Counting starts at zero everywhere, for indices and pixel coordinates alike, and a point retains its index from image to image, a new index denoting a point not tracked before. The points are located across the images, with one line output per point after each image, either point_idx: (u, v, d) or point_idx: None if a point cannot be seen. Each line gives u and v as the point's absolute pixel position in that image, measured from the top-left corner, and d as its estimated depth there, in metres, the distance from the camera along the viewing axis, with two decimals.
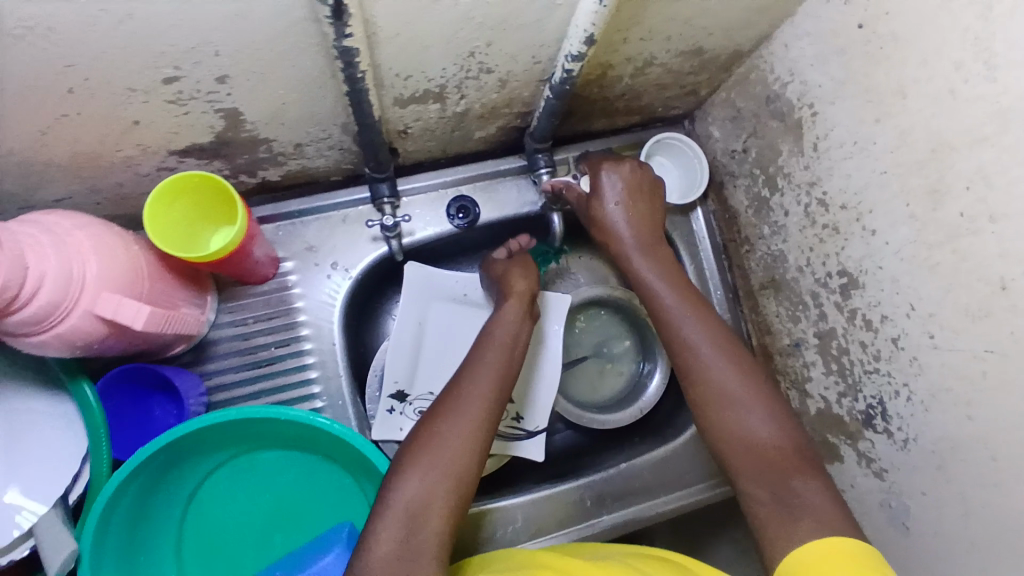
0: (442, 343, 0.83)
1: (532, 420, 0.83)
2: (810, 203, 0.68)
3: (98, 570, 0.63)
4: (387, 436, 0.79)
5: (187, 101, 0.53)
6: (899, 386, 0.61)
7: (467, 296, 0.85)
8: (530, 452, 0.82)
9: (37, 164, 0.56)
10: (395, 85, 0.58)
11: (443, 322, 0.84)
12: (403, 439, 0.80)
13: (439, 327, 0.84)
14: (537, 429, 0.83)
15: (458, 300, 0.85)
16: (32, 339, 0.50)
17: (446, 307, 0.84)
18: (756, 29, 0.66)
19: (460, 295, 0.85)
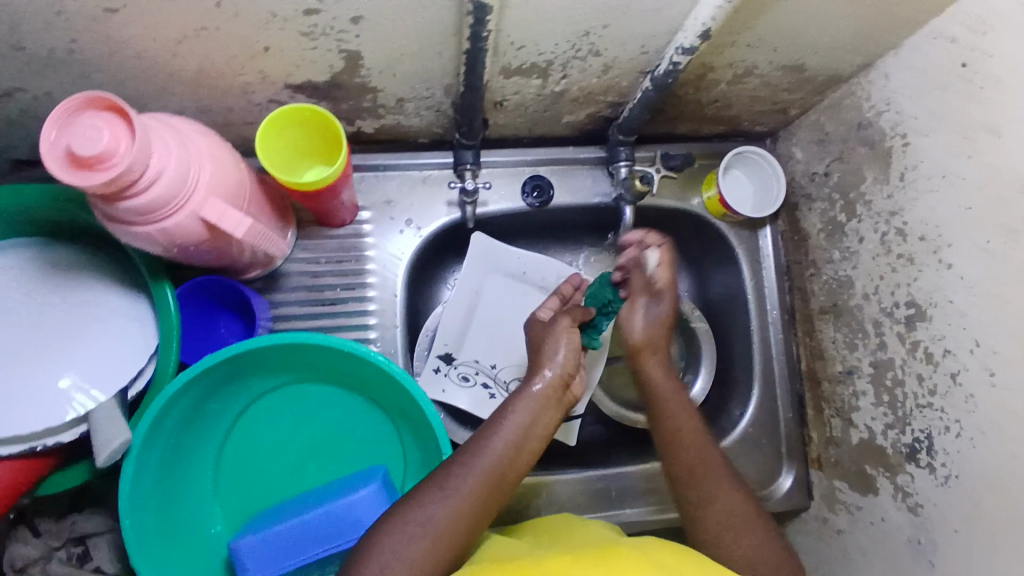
0: (494, 315, 0.85)
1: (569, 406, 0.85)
2: (888, 231, 0.69)
3: (144, 466, 0.65)
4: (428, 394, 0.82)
5: (318, 36, 0.56)
6: (950, 421, 0.63)
7: (526, 275, 0.86)
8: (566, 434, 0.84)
9: (166, 72, 0.60)
10: (507, 53, 0.61)
11: (496, 296, 0.86)
12: (442, 401, 0.82)
13: (494, 300, 0.86)
14: (576, 415, 0.85)
15: (514, 277, 0.86)
16: (137, 227, 0.54)
17: (503, 281, 0.86)
18: (859, 54, 0.67)
19: (519, 272, 0.86)
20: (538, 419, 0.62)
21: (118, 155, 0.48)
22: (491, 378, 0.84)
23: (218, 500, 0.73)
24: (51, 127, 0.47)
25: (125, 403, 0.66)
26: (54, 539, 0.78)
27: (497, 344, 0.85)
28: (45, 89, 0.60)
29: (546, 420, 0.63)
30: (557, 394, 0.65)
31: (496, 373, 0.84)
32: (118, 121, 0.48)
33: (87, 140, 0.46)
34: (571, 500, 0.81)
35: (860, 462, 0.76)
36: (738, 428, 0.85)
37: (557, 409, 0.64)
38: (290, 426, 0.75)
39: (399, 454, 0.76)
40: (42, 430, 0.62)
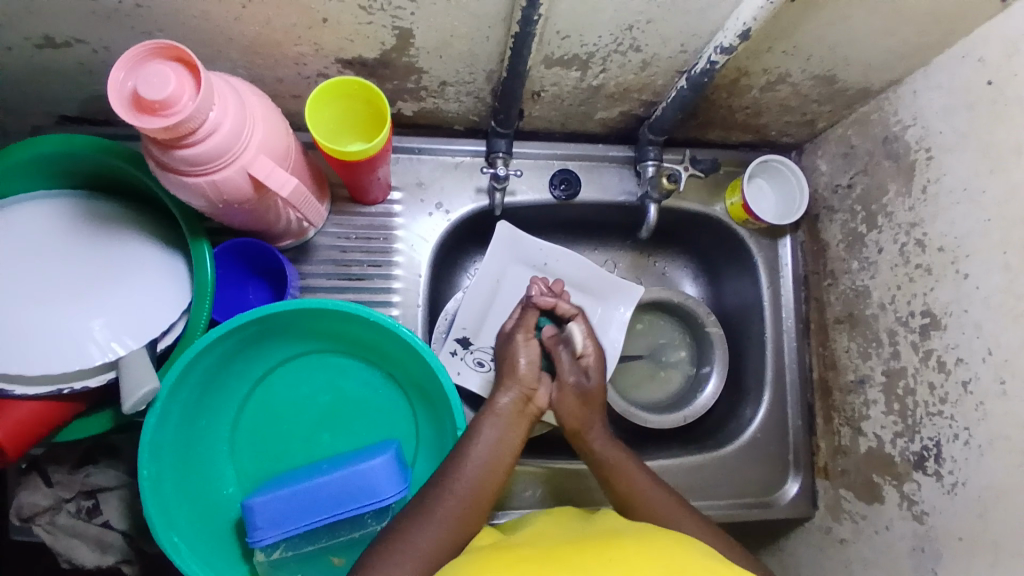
0: (513, 304, 0.87)
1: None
2: (907, 243, 0.71)
3: (167, 417, 0.67)
4: None
5: (375, 11, 0.59)
6: (959, 429, 0.64)
7: (547, 266, 0.88)
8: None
9: (224, 36, 0.63)
10: (552, 42, 0.64)
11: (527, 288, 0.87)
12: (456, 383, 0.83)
13: (515, 289, 0.87)
14: None
15: (541, 270, 0.88)
16: (188, 177, 0.56)
17: (526, 272, 0.88)
18: (889, 70, 0.70)
19: (541, 263, 0.88)
20: (507, 434, 0.66)
21: (181, 103, 0.50)
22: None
23: (232, 462, 0.75)
24: (119, 70, 0.50)
25: (153, 354, 0.68)
26: (65, 491, 0.79)
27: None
28: (105, 43, 0.63)
29: (513, 435, 0.67)
30: (519, 409, 0.70)
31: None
32: (184, 72, 0.51)
33: (152, 85, 0.49)
34: (575, 490, 0.81)
35: (867, 472, 0.76)
36: (746, 432, 0.85)
37: (523, 425, 0.69)
38: (308, 394, 0.77)
39: (413, 428, 0.77)
40: (72, 373, 0.63)
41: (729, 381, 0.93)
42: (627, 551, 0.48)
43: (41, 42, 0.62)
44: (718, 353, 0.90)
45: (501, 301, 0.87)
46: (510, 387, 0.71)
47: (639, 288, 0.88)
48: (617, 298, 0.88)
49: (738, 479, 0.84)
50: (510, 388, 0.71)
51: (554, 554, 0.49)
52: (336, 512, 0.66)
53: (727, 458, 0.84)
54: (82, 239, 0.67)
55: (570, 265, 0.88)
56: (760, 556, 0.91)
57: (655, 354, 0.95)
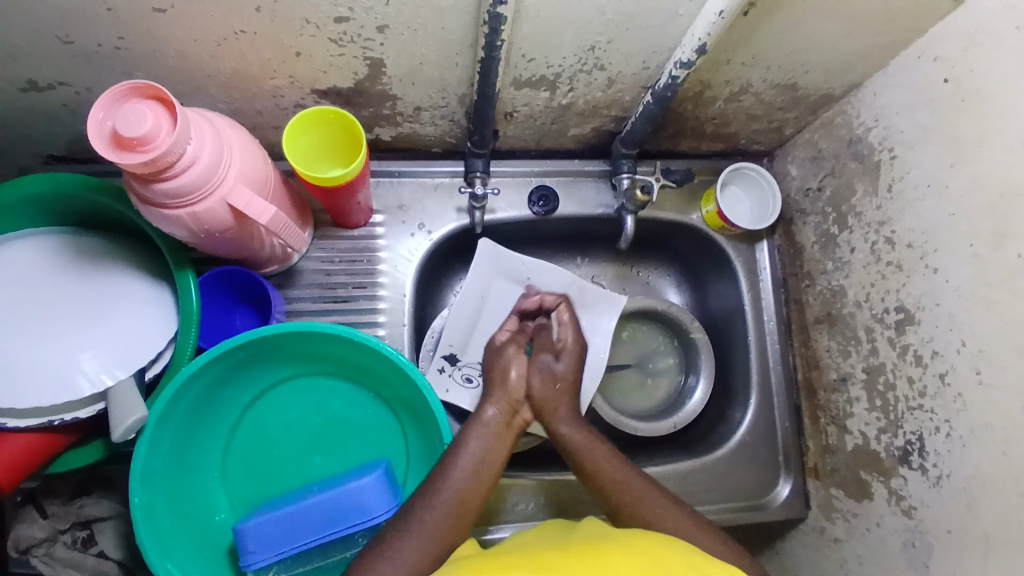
0: (498, 319, 0.88)
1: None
2: (878, 241, 0.73)
3: (158, 445, 0.68)
4: None
5: (346, 42, 0.61)
6: (940, 422, 0.65)
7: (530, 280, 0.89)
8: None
9: (203, 73, 0.65)
10: (519, 65, 0.66)
11: (509, 303, 0.89)
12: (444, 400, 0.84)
13: (499, 305, 0.89)
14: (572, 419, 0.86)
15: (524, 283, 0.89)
16: (170, 210, 0.58)
17: (509, 286, 0.89)
18: (847, 75, 0.72)
19: (524, 277, 0.88)
20: (492, 448, 0.68)
21: (159, 139, 0.52)
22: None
23: (224, 488, 0.76)
24: (99, 110, 0.52)
25: (142, 383, 0.69)
26: (61, 522, 0.80)
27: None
28: (87, 85, 0.65)
29: (499, 445, 0.70)
30: (506, 420, 0.73)
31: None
32: (162, 109, 0.53)
33: (130, 122, 0.51)
34: (567, 500, 0.82)
35: (855, 469, 0.77)
36: (736, 436, 0.86)
37: (506, 435, 0.72)
38: (298, 417, 0.78)
39: (403, 446, 0.78)
40: (63, 405, 0.64)
41: (717, 386, 0.94)
42: (608, 556, 0.49)
43: (24, 85, 0.64)
44: (705, 357, 0.91)
45: (485, 318, 0.88)
46: (495, 399, 0.75)
47: (622, 299, 0.89)
48: (601, 308, 0.89)
49: (730, 483, 0.85)
50: (494, 400, 0.75)
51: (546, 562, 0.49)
52: (329, 532, 0.67)
53: (718, 462, 0.85)
54: (72, 275, 0.69)
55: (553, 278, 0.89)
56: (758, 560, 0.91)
57: (642, 363, 0.96)
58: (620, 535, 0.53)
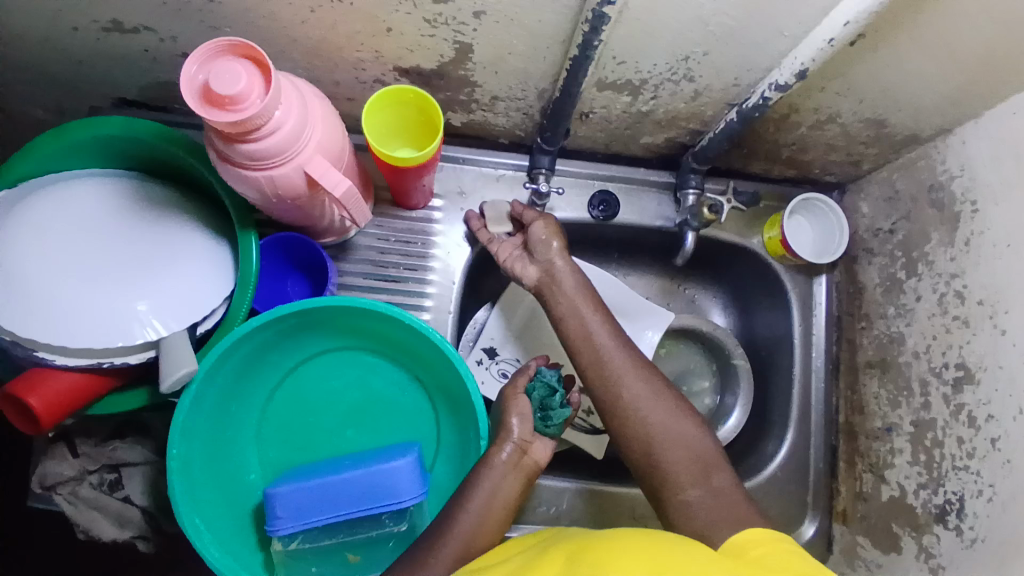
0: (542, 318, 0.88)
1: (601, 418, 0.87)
2: (946, 293, 0.71)
3: (200, 400, 0.69)
4: None
5: (439, 24, 0.61)
6: (984, 485, 0.63)
7: None
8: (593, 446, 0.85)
9: (290, 38, 0.65)
10: (607, 67, 0.65)
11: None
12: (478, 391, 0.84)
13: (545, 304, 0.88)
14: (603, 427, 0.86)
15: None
16: (247, 171, 0.58)
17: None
18: (941, 118, 0.69)
19: None
20: (501, 487, 0.65)
21: (249, 101, 0.52)
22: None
23: (257, 450, 0.76)
24: (192, 64, 0.52)
25: (193, 337, 0.70)
26: (91, 463, 0.82)
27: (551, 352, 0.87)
28: (172, 34, 0.66)
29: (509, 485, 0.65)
30: (514, 460, 0.67)
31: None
32: (254, 70, 0.53)
33: (224, 80, 0.51)
34: (586, 509, 0.81)
35: (887, 520, 0.75)
36: (766, 468, 0.85)
37: (517, 476, 0.66)
38: (337, 389, 0.78)
39: (435, 433, 0.78)
40: (118, 349, 0.66)
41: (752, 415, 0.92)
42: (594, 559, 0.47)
43: (108, 26, 0.65)
44: (745, 384, 0.89)
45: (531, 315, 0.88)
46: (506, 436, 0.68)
47: (668, 315, 0.88)
48: (646, 320, 0.88)
49: None
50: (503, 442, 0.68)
51: None
52: (356, 510, 0.67)
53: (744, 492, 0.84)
54: (137, 221, 0.70)
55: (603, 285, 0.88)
56: None
57: (679, 381, 0.95)
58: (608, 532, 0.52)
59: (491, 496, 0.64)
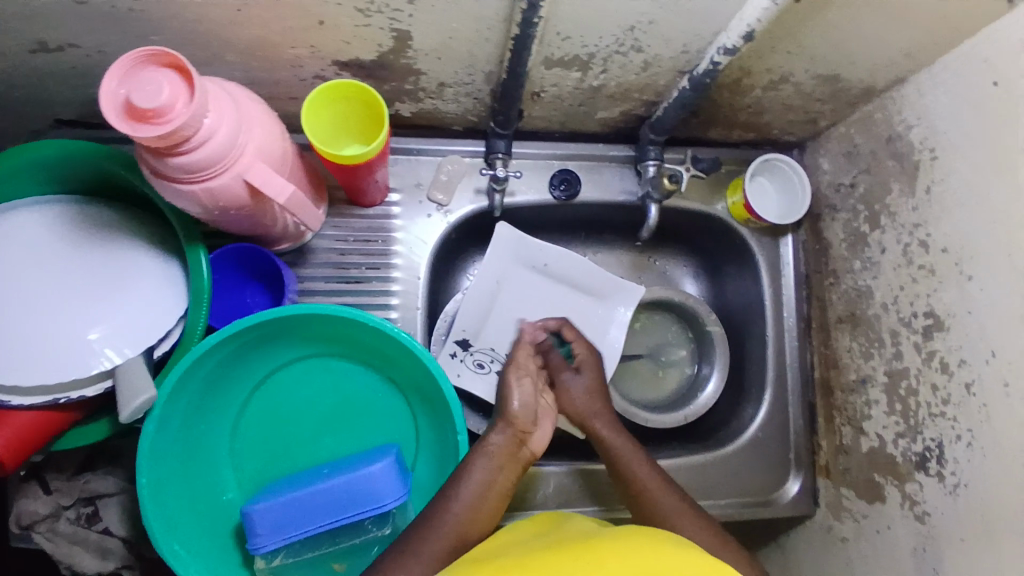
0: (512, 304, 0.87)
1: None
2: (910, 243, 0.71)
3: (166, 424, 0.66)
4: None
5: (372, 13, 0.58)
6: (962, 431, 0.64)
7: (546, 267, 0.88)
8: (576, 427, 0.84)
9: (219, 39, 0.61)
10: (552, 44, 0.63)
11: (526, 291, 0.87)
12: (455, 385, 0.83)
13: (515, 291, 0.87)
14: None
15: (540, 272, 0.88)
16: (185, 185, 0.55)
17: (525, 273, 0.88)
18: (894, 69, 0.69)
19: (540, 265, 0.88)
20: (496, 477, 0.64)
21: (176, 112, 0.49)
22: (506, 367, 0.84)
23: (232, 467, 0.75)
24: (111, 77, 0.48)
25: (151, 361, 0.67)
26: (65, 497, 0.79)
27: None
28: (99, 47, 0.62)
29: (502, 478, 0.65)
30: (511, 449, 0.67)
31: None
32: (178, 79, 0.50)
33: (148, 94, 0.48)
34: (575, 491, 0.81)
35: (868, 471, 0.77)
36: (748, 432, 0.85)
37: (512, 467, 0.67)
38: (309, 397, 0.76)
39: (414, 431, 0.77)
40: (70, 382, 0.63)
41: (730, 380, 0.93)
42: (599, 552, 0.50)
43: (34, 47, 0.60)
44: (720, 350, 0.90)
45: (502, 304, 0.86)
46: (506, 423, 0.69)
47: (639, 289, 0.88)
48: (617, 298, 0.88)
49: (738, 478, 0.84)
50: (501, 428, 0.68)
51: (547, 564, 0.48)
52: (339, 518, 0.66)
53: (728, 457, 0.85)
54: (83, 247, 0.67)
55: (571, 267, 0.88)
56: (761, 554, 0.92)
57: (657, 354, 0.94)
58: (613, 531, 0.55)
59: (477, 486, 0.63)
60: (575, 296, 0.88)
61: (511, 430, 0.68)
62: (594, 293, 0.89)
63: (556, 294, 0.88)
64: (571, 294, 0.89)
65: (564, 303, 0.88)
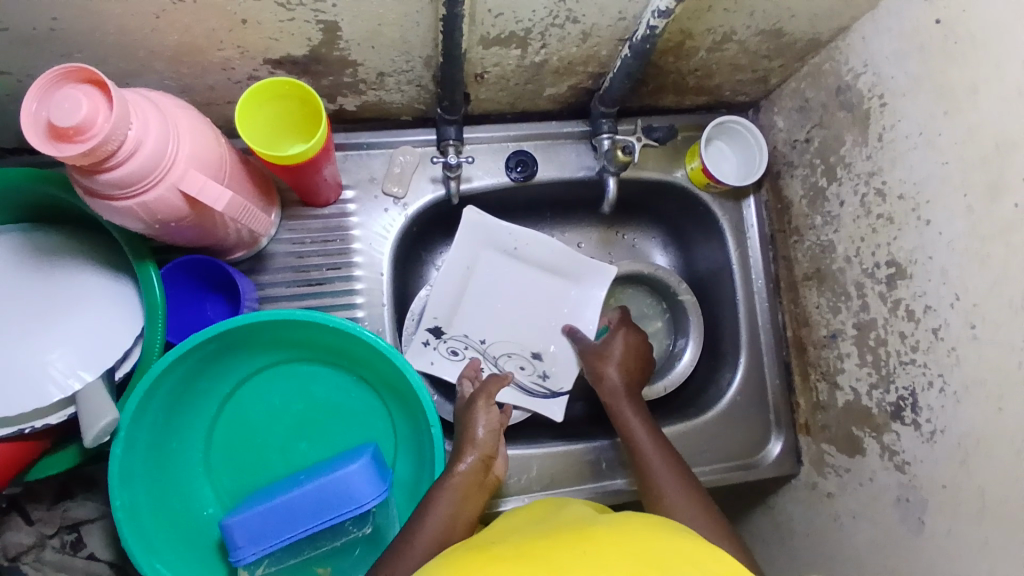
0: (485, 290, 0.86)
1: (558, 380, 0.85)
2: (868, 193, 0.70)
3: (134, 445, 0.65)
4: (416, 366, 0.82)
5: (295, 6, 0.56)
6: (933, 377, 0.64)
7: (517, 250, 0.86)
8: (552, 409, 0.84)
9: (144, 49, 0.60)
10: (485, 22, 0.62)
11: (498, 274, 0.86)
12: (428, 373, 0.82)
13: (487, 276, 0.86)
14: (560, 390, 0.85)
15: (512, 254, 0.86)
16: (121, 201, 0.53)
17: (496, 257, 0.86)
18: (837, 18, 0.68)
19: (511, 248, 0.86)
20: (462, 505, 0.64)
21: (97, 127, 0.47)
22: (480, 354, 0.84)
23: (209, 481, 0.74)
24: (31, 100, 0.47)
25: (111, 383, 0.66)
26: (48, 526, 0.79)
27: (501, 322, 0.86)
28: (28, 72, 0.60)
29: (470, 504, 0.65)
30: (478, 478, 0.67)
31: (486, 349, 0.85)
32: (96, 93, 0.48)
33: (64, 110, 0.46)
34: (559, 473, 0.81)
35: (846, 425, 0.77)
36: (725, 397, 0.85)
37: (479, 495, 0.67)
38: (280, 404, 0.76)
39: (390, 428, 0.77)
40: (31, 412, 0.61)
41: (706, 346, 0.93)
42: (599, 542, 0.49)
43: None
44: (693, 317, 0.89)
45: (474, 289, 0.85)
46: (472, 446, 0.69)
47: (611, 268, 0.87)
48: (590, 278, 0.87)
49: (720, 444, 0.84)
50: (468, 454, 0.68)
51: (540, 552, 0.48)
52: (318, 523, 0.66)
53: (709, 424, 0.84)
54: (39, 275, 0.66)
55: (543, 249, 0.86)
56: (752, 516, 0.92)
57: None
58: (613, 518, 0.54)
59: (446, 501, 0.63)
60: (549, 278, 0.87)
61: (479, 451, 0.69)
62: (567, 274, 0.88)
63: (529, 276, 0.87)
64: (545, 275, 0.87)
65: (537, 285, 0.87)
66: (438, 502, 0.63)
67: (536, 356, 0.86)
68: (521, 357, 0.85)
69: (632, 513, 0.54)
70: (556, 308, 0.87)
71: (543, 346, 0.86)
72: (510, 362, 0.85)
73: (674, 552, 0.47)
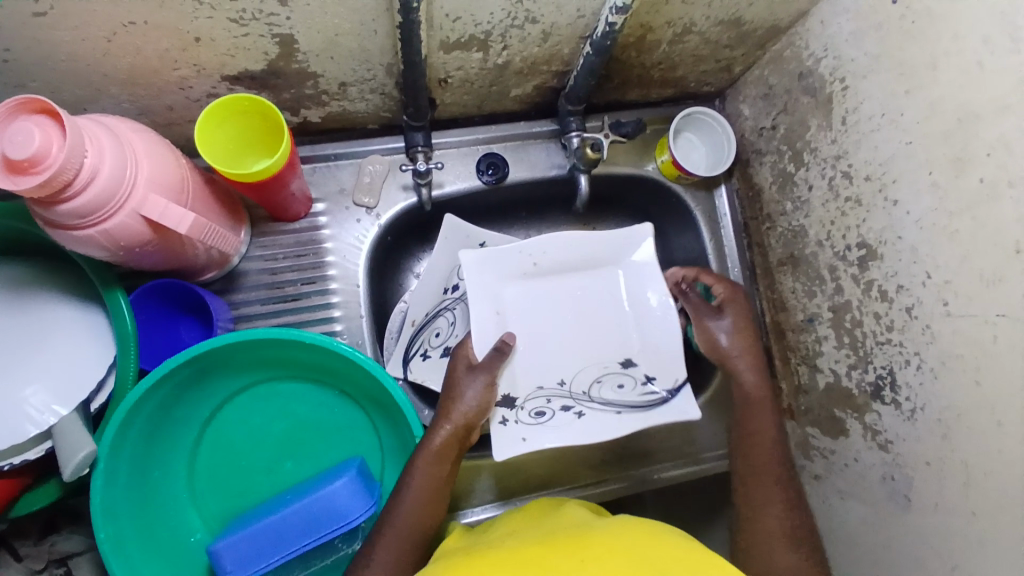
0: (532, 324, 0.73)
1: (668, 376, 0.71)
2: (835, 176, 0.71)
3: (115, 476, 0.64)
4: (510, 451, 0.65)
5: (248, 21, 0.55)
6: (910, 355, 0.64)
7: (537, 264, 0.73)
8: (684, 411, 0.68)
9: (98, 73, 0.58)
10: (443, 26, 0.61)
11: (531, 302, 0.73)
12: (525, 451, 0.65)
13: (522, 310, 0.72)
14: (679, 382, 0.70)
15: (532, 273, 0.73)
16: (80, 230, 0.52)
17: (518, 285, 0.73)
18: (794, 4, 0.68)
19: (529, 266, 0.72)
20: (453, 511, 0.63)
21: (51, 157, 0.46)
22: (569, 398, 0.70)
23: (195, 507, 0.73)
24: None
25: (88, 415, 0.64)
26: (35, 562, 0.75)
27: (565, 353, 0.73)
28: None
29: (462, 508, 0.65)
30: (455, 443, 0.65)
31: (570, 389, 0.71)
32: (49, 122, 0.47)
33: (16, 143, 0.45)
34: (551, 473, 0.80)
35: (828, 408, 0.77)
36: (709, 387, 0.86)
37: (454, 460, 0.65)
38: (263, 425, 0.75)
39: (376, 441, 0.76)
40: (8, 449, 0.60)
41: None
42: (592, 548, 0.49)
43: None
44: None
45: (518, 331, 0.72)
46: (449, 415, 0.65)
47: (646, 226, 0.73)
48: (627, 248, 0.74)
49: (706, 434, 0.85)
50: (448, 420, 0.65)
51: (532, 559, 0.48)
52: (307, 543, 0.65)
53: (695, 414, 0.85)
54: (10, 309, 0.65)
55: (559, 250, 0.72)
56: None
57: None
58: (608, 523, 0.54)
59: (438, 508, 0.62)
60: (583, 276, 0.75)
61: (456, 419, 0.65)
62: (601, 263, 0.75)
63: (564, 285, 0.74)
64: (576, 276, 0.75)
65: (576, 290, 0.75)
66: (429, 510, 0.62)
67: (627, 364, 0.73)
68: (613, 373, 0.72)
69: (626, 517, 0.55)
70: (613, 305, 0.75)
71: (627, 351, 0.74)
72: (604, 388, 0.71)
73: (666, 561, 0.47)
